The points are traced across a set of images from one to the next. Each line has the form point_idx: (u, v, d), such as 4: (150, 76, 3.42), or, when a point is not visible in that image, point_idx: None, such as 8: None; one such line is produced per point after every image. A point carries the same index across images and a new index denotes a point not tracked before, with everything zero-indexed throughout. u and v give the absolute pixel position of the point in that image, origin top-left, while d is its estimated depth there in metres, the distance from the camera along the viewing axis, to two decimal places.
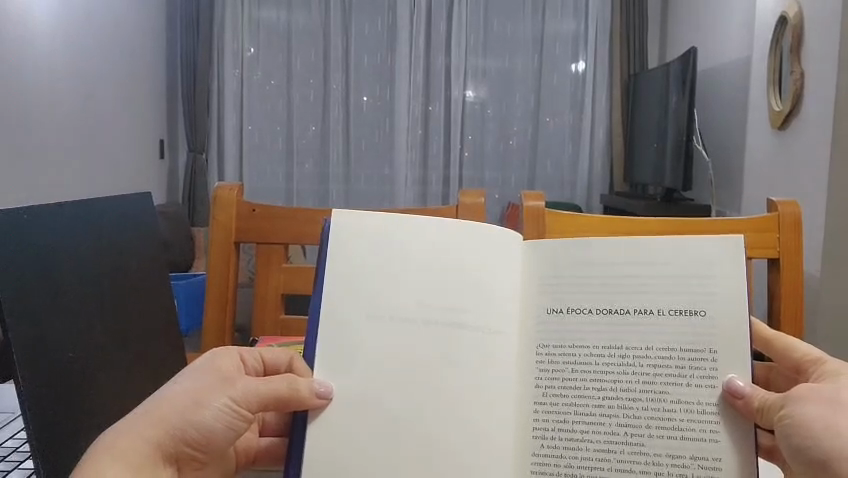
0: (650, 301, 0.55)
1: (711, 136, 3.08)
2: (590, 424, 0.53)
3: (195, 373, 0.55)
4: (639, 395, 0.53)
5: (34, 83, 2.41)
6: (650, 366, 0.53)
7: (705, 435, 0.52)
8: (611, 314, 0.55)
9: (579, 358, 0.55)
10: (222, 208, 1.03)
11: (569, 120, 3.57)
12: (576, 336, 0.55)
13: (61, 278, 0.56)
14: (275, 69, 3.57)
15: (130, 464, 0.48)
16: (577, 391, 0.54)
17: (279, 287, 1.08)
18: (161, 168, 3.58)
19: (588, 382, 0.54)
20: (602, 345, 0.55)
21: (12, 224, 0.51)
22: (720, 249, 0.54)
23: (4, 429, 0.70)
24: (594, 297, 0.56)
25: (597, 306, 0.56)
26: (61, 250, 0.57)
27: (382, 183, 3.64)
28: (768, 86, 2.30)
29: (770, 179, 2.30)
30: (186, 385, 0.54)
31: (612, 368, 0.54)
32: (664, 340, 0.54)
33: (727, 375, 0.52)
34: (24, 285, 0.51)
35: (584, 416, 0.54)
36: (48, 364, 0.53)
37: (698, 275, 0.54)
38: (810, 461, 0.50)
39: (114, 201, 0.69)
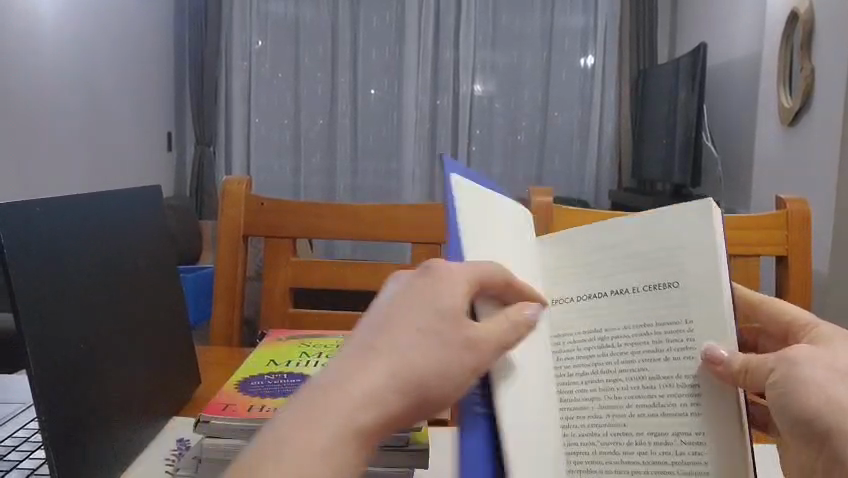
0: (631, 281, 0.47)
1: (720, 133, 3.06)
2: (580, 406, 0.46)
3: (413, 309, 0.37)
4: (623, 376, 0.45)
5: (41, 74, 2.42)
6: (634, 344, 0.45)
7: (684, 409, 0.44)
8: (592, 299, 0.48)
9: (567, 344, 0.48)
10: (230, 204, 1.05)
11: (577, 115, 3.55)
12: (566, 323, 0.48)
13: (72, 270, 0.57)
14: (283, 62, 3.57)
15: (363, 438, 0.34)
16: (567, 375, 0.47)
17: (287, 280, 1.06)
18: (168, 160, 3.59)
19: (576, 365, 0.47)
20: (587, 330, 0.47)
21: (24, 217, 0.52)
22: (688, 222, 0.46)
23: (16, 419, 0.70)
24: (580, 282, 0.49)
25: (581, 292, 0.49)
26: (75, 244, 0.58)
27: (388, 176, 3.64)
28: (778, 82, 2.29)
29: (779, 175, 2.28)
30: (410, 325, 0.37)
31: (597, 352, 0.47)
32: (639, 317, 0.46)
33: (704, 344, 0.44)
34: (35, 278, 0.52)
35: (577, 399, 0.46)
36: (61, 356, 0.53)
37: (667, 250, 0.46)
38: (812, 434, 0.44)
39: (123, 195, 0.70)
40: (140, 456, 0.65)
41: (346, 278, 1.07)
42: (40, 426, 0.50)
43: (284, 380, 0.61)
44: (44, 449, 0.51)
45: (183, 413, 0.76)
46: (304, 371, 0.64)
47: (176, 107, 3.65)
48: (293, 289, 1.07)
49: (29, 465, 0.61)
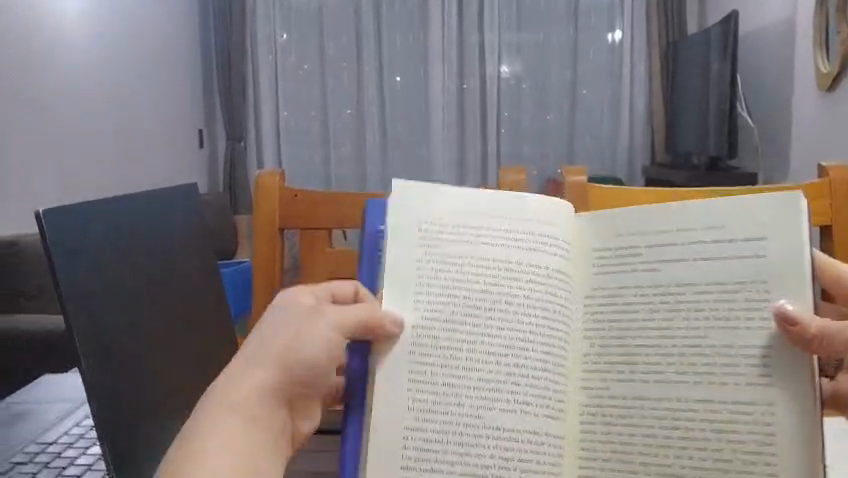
0: (684, 247, 0.51)
1: (756, 102, 3.00)
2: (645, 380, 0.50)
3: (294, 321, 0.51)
4: (673, 353, 0.50)
5: (69, 76, 2.46)
6: (705, 317, 0.49)
7: (732, 381, 0.48)
8: (661, 289, 0.51)
9: (626, 324, 0.52)
10: (264, 196, 1.04)
11: (607, 91, 3.50)
12: (616, 302, 0.53)
13: (119, 272, 0.58)
14: (308, 54, 3.58)
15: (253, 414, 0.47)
16: (625, 357, 0.51)
17: (325, 270, 1.08)
18: (201, 157, 3.64)
19: (641, 348, 0.51)
20: (649, 297, 0.51)
21: (68, 220, 0.53)
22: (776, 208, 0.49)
23: (71, 416, 0.72)
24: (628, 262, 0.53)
25: (645, 282, 0.52)
26: (121, 245, 0.60)
27: (419, 162, 3.63)
28: (814, 47, 2.22)
29: (820, 142, 2.22)
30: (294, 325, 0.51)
31: (650, 326, 0.51)
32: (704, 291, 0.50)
33: (773, 303, 0.48)
34: (84, 281, 0.53)
35: (641, 373, 0.50)
36: (112, 354, 0.55)
37: (751, 239, 0.49)
38: None
39: (161, 194, 0.71)
40: None
41: None
42: (95, 424, 0.51)
43: None
44: (100, 445, 0.52)
45: None
46: None
47: (206, 104, 3.68)
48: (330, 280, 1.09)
49: (86, 461, 0.62)
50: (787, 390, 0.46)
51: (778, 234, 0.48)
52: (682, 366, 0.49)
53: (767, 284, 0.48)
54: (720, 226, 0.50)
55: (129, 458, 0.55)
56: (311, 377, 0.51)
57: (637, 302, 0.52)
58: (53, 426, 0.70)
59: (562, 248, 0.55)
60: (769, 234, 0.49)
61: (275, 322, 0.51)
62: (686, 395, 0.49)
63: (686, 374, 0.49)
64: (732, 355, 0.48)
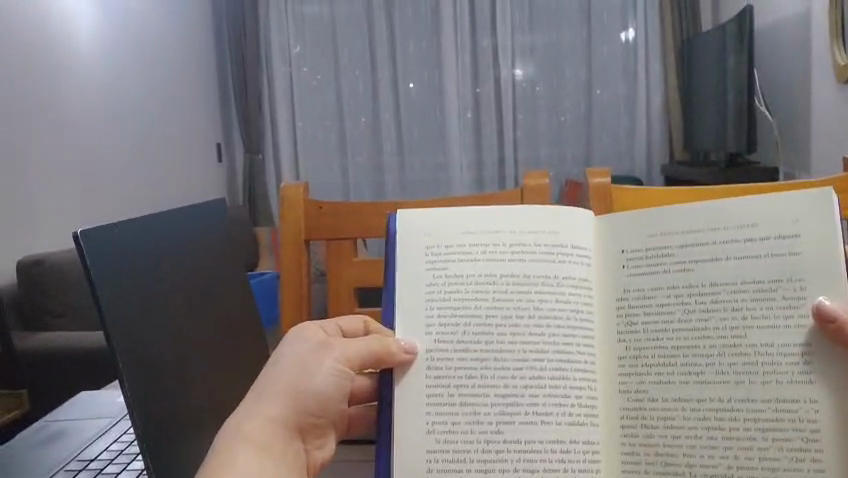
0: (716, 247, 0.51)
1: (774, 96, 2.97)
2: (683, 382, 0.50)
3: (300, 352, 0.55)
4: (712, 352, 0.50)
5: (87, 95, 2.50)
6: (744, 317, 0.49)
7: (774, 379, 0.48)
8: (691, 287, 0.51)
9: (660, 325, 0.52)
10: (290, 207, 1.06)
11: (622, 90, 3.49)
12: (647, 302, 0.52)
13: (156, 289, 0.60)
14: (322, 64, 3.60)
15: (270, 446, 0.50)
16: (662, 358, 0.51)
17: (352, 281, 1.08)
18: (220, 171, 3.67)
19: (678, 349, 0.51)
20: (680, 297, 0.51)
21: (106, 240, 0.54)
22: (806, 202, 0.49)
23: (110, 433, 0.73)
24: (661, 263, 0.52)
25: (675, 282, 0.52)
26: (156, 261, 0.61)
27: (436, 168, 3.64)
28: (830, 39, 2.21)
29: (840, 134, 2.20)
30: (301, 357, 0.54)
31: (687, 326, 0.51)
32: (737, 289, 0.50)
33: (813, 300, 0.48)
34: (124, 299, 0.54)
35: (679, 376, 0.50)
36: (151, 367, 0.56)
37: (786, 234, 0.49)
38: None
39: (192, 211, 0.72)
40: None
41: None
42: (137, 437, 0.52)
43: None
44: (142, 457, 0.53)
45: None
46: None
47: (223, 118, 3.72)
48: (358, 290, 1.09)
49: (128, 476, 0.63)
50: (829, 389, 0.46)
51: (811, 230, 0.48)
52: (723, 369, 0.49)
53: (803, 281, 0.48)
54: (755, 224, 0.50)
55: (174, 471, 0.56)
56: (323, 405, 0.54)
57: (670, 303, 0.52)
58: (93, 442, 0.71)
59: (585, 255, 0.54)
60: (803, 229, 0.48)
61: (290, 354, 0.54)
62: (728, 394, 0.49)
63: (726, 377, 0.49)
64: (773, 357, 0.48)
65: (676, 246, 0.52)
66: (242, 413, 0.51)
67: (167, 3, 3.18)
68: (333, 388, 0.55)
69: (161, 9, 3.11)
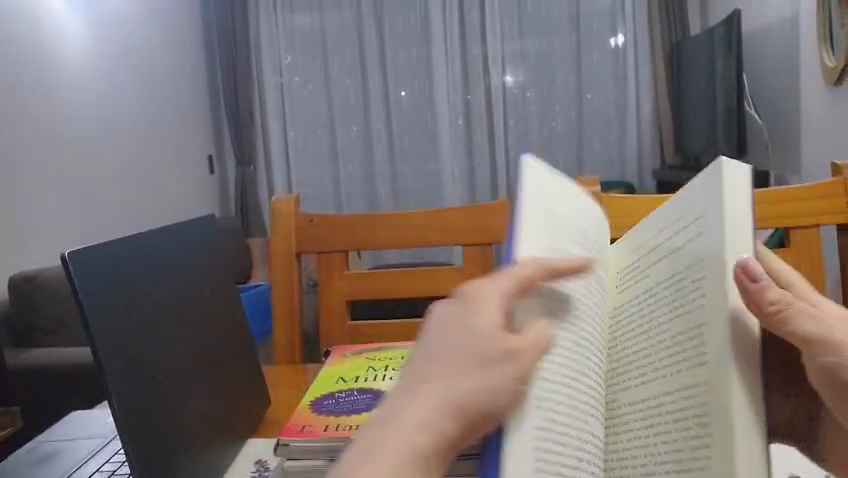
0: (662, 247, 0.48)
1: (764, 99, 2.99)
2: (625, 383, 0.45)
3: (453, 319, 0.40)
4: (645, 348, 0.45)
5: (76, 110, 2.49)
6: (677, 309, 0.44)
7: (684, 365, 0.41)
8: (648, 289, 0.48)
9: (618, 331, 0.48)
10: (280, 220, 1.07)
11: (613, 95, 3.50)
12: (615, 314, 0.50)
13: (145, 305, 0.59)
14: (313, 74, 3.61)
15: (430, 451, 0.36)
16: (613, 362, 0.47)
17: (344, 293, 1.08)
18: (212, 183, 3.66)
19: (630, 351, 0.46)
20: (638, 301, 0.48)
21: (92, 257, 0.54)
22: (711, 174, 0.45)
23: (101, 453, 0.73)
24: (635, 273, 0.50)
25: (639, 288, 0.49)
26: (145, 277, 0.61)
27: (428, 176, 3.64)
28: (818, 42, 2.22)
29: (830, 136, 2.21)
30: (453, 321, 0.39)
31: (637, 327, 0.47)
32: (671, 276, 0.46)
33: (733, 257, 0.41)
34: (112, 316, 0.54)
35: (625, 377, 0.45)
36: (140, 386, 0.55)
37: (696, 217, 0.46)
38: None
39: (181, 226, 0.71)
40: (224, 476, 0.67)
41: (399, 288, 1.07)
42: (128, 457, 0.52)
43: (355, 397, 0.62)
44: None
45: (258, 434, 0.78)
46: (371, 385, 0.65)
47: (215, 130, 3.71)
48: (350, 302, 1.08)
49: None
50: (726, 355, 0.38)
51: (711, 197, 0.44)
52: (662, 367, 0.43)
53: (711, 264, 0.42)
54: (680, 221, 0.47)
55: None
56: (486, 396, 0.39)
57: (631, 312, 0.48)
58: (85, 463, 0.71)
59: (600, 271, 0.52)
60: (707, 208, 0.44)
61: (438, 320, 0.37)
62: (664, 388, 0.42)
63: (658, 372, 0.43)
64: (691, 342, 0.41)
65: (663, 248, 0.48)
66: (392, 409, 0.34)
67: (157, 16, 3.18)
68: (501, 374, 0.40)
69: (150, 21, 3.11)
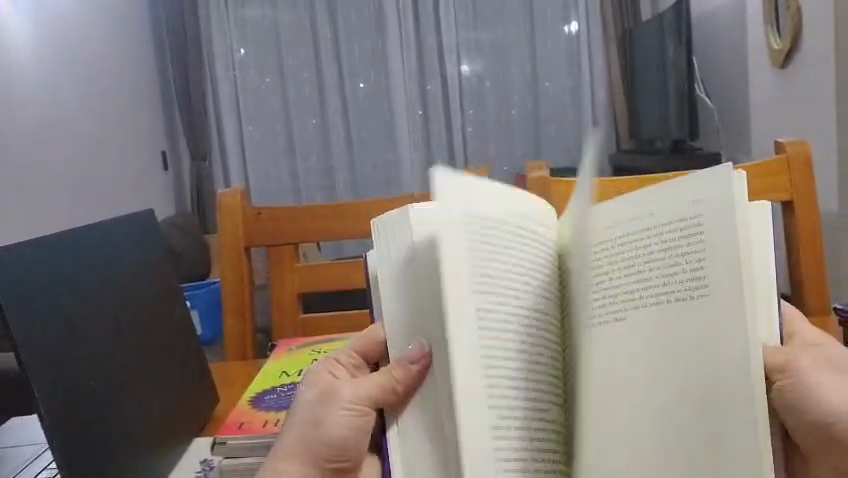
0: None
1: (714, 83, 3.04)
2: None
3: (314, 386, 0.48)
4: None
5: (21, 109, 2.42)
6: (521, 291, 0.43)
7: None
8: None
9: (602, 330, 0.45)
10: (227, 213, 1.04)
11: (568, 82, 3.53)
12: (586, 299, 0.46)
13: (79, 305, 0.58)
14: (268, 66, 3.55)
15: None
16: None
17: (295, 286, 1.07)
18: (166, 179, 3.59)
19: None
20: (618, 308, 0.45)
21: (17, 259, 0.52)
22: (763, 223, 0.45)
23: (38, 460, 0.70)
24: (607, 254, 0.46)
25: None
26: (77, 278, 0.59)
27: (387, 167, 3.62)
28: (766, 24, 2.25)
29: (778, 118, 2.25)
30: (311, 392, 0.47)
31: None
32: None
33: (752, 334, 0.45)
34: (38, 321, 0.52)
35: None
36: (72, 393, 0.53)
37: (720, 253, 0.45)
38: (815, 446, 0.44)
39: (114, 224, 0.69)
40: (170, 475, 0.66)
41: (351, 279, 1.08)
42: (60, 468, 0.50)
43: None
44: None
45: (204, 433, 0.76)
46: None
47: (167, 125, 3.64)
48: (302, 294, 1.08)
49: None
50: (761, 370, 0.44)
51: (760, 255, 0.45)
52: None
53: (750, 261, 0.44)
54: None
55: None
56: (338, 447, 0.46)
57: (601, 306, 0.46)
58: (28, 466, 0.69)
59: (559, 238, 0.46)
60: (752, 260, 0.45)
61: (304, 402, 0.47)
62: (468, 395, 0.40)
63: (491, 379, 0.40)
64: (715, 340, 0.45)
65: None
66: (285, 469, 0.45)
67: (103, 11, 3.10)
68: (351, 428, 0.46)
69: (96, 16, 3.03)
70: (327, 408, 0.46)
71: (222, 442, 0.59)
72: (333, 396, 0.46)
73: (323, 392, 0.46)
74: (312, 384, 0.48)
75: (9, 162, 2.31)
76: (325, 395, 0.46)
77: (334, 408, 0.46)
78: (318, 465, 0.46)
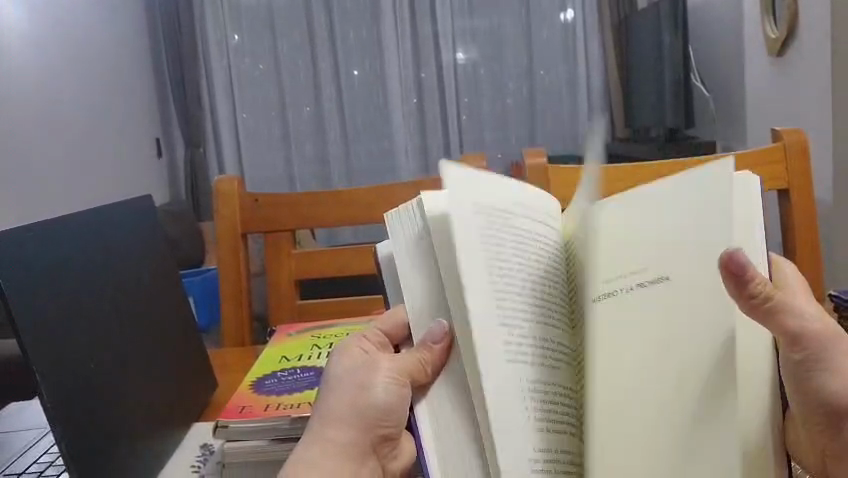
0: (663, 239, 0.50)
1: (710, 71, 3.03)
2: None
3: (346, 362, 0.51)
4: None
5: (15, 95, 2.40)
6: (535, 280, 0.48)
7: None
8: None
9: None
10: (223, 201, 1.04)
11: (563, 71, 3.52)
12: None
13: (82, 308, 0.58)
14: (263, 54, 3.53)
15: (344, 448, 0.48)
16: None
17: (293, 273, 1.07)
18: (160, 167, 3.58)
19: None
20: None
21: (20, 256, 0.52)
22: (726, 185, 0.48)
23: (39, 445, 0.70)
24: None
25: None
26: (79, 269, 0.59)
27: (382, 154, 3.61)
28: (762, 12, 2.25)
29: (773, 107, 2.26)
30: (345, 366, 0.51)
31: None
32: None
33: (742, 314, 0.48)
34: (42, 324, 0.52)
35: None
36: (74, 376, 0.54)
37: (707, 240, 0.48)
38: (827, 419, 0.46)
39: (113, 211, 0.69)
40: (169, 461, 0.66)
41: (348, 266, 1.08)
42: (64, 456, 0.50)
43: None
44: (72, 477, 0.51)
45: (204, 418, 0.77)
46: None
47: (161, 112, 3.62)
48: (299, 281, 1.08)
49: None
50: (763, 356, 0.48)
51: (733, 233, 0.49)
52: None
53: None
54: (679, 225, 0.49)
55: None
56: (380, 413, 0.49)
57: None
58: (29, 449, 0.69)
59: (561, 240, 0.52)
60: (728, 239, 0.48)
61: (341, 375, 0.50)
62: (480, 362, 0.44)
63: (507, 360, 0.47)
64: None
65: None
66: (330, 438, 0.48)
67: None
68: (393, 396, 0.49)
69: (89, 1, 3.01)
70: (370, 377, 0.49)
71: (224, 426, 0.59)
72: (373, 367, 0.50)
73: (358, 363, 0.51)
74: (344, 360, 0.51)
75: (4, 147, 2.31)
76: (364, 365, 0.50)
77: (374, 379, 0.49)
78: (366, 430, 0.49)
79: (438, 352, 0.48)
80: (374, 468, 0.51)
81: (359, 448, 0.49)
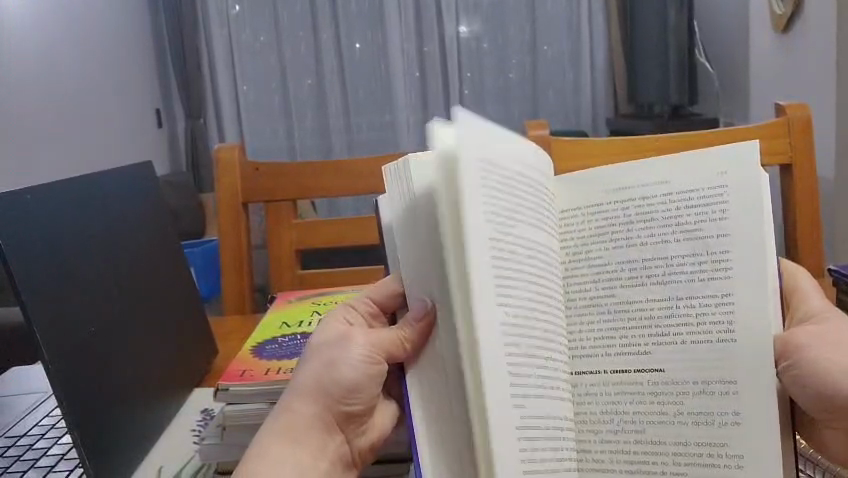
0: (651, 218, 0.50)
1: (717, 48, 3.01)
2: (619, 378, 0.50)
3: (325, 332, 0.52)
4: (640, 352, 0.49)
5: (16, 63, 2.40)
6: None
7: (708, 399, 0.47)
8: (619, 281, 0.50)
9: (595, 295, 0.51)
10: (225, 171, 1.03)
11: (568, 44, 3.48)
12: (575, 274, 0.52)
13: (81, 278, 0.58)
14: (263, 25, 3.48)
15: (310, 427, 0.50)
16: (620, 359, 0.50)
17: (293, 243, 1.07)
18: (159, 137, 3.59)
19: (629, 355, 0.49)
20: (619, 283, 0.50)
21: (23, 250, 0.51)
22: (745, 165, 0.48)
23: (42, 407, 0.71)
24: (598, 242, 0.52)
25: (601, 264, 0.51)
26: (82, 270, 0.58)
27: (383, 128, 3.60)
28: None
29: (777, 83, 2.25)
30: (320, 340, 0.52)
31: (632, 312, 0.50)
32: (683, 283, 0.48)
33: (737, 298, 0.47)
34: (43, 301, 0.51)
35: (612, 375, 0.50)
36: (73, 343, 0.54)
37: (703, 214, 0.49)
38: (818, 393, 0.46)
39: (111, 175, 0.69)
40: (167, 427, 0.66)
41: (348, 236, 1.08)
42: (68, 425, 0.50)
43: None
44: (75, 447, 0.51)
45: (205, 384, 0.78)
46: None
47: (161, 82, 3.64)
48: (299, 251, 1.08)
49: (58, 451, 0.61)
50: (758, 346, 0.46)
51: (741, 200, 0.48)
52: (668, 333, 0.49)
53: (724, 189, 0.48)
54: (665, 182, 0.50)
55: (109, 454, 0.54)
56: (349, 390, 0.50)
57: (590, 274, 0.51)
58: (30, 412, 0.70)
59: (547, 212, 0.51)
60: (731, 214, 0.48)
61: (315, 350, 0.51)
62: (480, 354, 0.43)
63: None
64: (710, 311, 0.48)
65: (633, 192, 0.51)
66: (296, 418, 0.50)
67: None
68: (366, 374, 0.50)
69: None
70: (342, 352, 0.50)
71: (224, 388, 0.60)
72: (349, 343, 0.50)
73: (335, 337, 0.51)
74: (319, 332, 0.52)
75: (4, 122, 2.29)
76: (338, 338, 0.51)
77: (349, 356, 0.50)
78: (333, 406, 0.50)
79: (416, 334, 0.48)
80: (342, 445, 0.52)
81: (324, 425, 0.50)
